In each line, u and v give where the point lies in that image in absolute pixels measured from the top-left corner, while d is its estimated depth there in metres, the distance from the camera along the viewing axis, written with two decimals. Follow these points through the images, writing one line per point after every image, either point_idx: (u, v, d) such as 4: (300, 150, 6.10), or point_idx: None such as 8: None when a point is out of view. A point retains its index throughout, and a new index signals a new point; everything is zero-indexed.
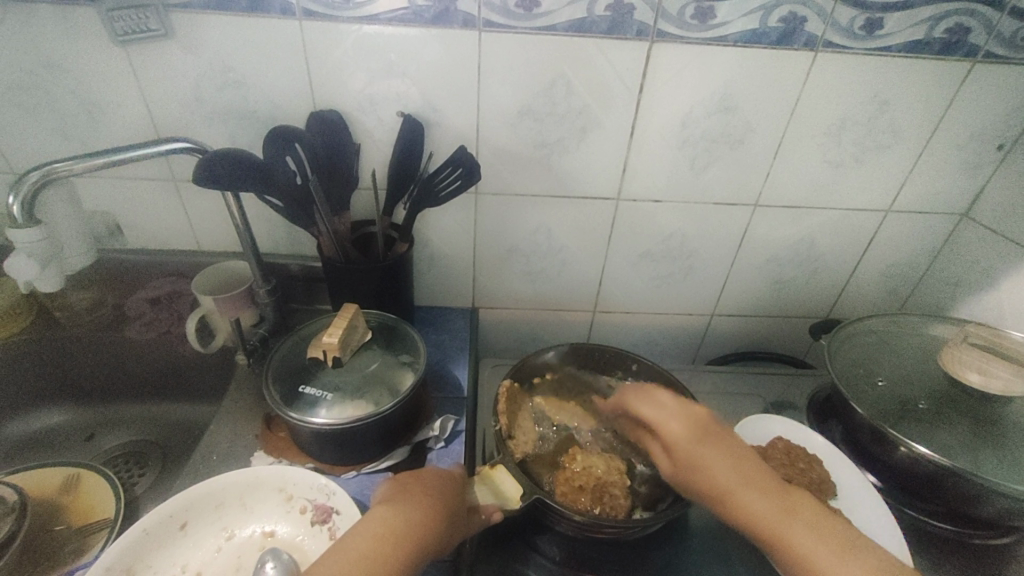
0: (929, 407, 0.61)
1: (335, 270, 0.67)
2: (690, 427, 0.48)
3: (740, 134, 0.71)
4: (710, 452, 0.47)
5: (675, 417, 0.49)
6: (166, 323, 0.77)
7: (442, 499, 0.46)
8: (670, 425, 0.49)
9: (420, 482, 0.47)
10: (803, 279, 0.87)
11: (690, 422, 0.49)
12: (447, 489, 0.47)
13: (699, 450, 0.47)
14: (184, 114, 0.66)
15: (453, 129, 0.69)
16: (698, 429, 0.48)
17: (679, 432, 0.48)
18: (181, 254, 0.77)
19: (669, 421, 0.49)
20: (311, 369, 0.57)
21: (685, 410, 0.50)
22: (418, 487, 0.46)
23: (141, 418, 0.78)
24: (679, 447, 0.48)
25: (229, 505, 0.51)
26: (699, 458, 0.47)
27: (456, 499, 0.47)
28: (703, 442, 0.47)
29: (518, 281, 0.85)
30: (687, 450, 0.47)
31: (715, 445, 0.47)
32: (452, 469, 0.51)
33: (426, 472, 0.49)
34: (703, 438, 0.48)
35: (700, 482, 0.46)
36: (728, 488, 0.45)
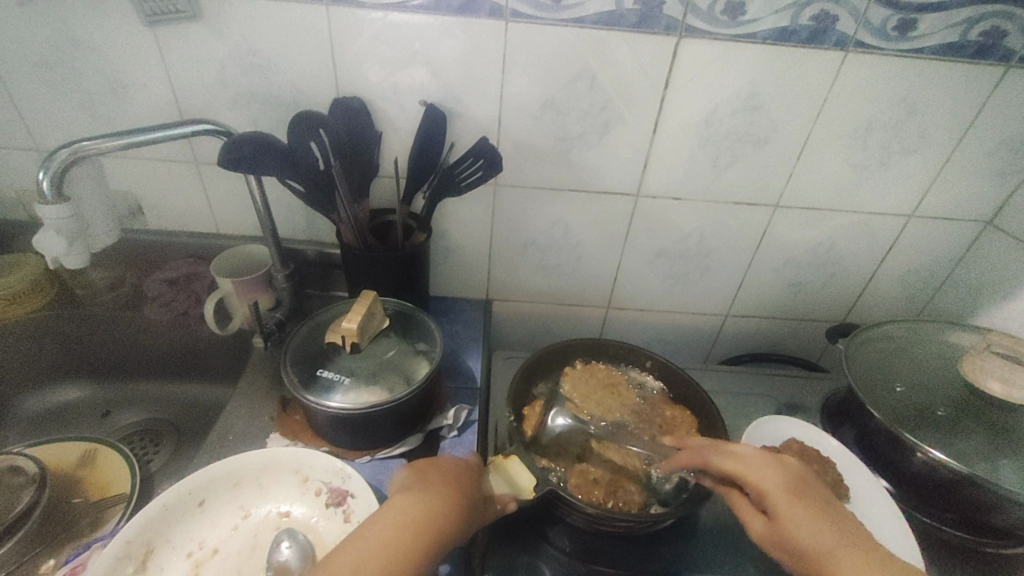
0: (947, 415, 0.61)
1: (354, 257, 0.67)
2: (787, 479, 0.47)
3: (764, 133, 0.70)
4: (808, 510, 0.45)
5: (768, 467, 0.48)
6: (183, 304, 0.77)
7: (460, 488, 0.46)
8: (765, 475, 0.47)
9: (437, 469, 0.48)
10: (821, 282, 0.86)
11: (784, 475, 0.48)
12: (465, 480, 0.48)
13: (794, 505, 0.46)
14: (209, 97, 0.67)
15: (474, 120, 0.69)
16: (795, 485, 0.47)
17: (778, 484, 0.47)
18: (200, 236, 0.78)
19: (765, 471, 0.48)
20: (328, 353, 0.58)
21: (779, 462, 0.49)
22: (437, 478, 0.46)
23: (157, 397, 0.79)
24: (775, 500, 0.46)
25: (246, 484, 0.51)
26: (795, 513, 0.45)
27: (473, 492, 0.47)
28: (799, 500, 0.46)
29: (533, 274, 0.85)
30: (784, 502, 0.46)
31: (810, 504, 0.46)
32: (468, 459, 0.51)
33: (442, 460, 0.49)
34: (800, 495, 0.46)
35: (795, 542, 0.44)
36: (827, 548, 0.43)
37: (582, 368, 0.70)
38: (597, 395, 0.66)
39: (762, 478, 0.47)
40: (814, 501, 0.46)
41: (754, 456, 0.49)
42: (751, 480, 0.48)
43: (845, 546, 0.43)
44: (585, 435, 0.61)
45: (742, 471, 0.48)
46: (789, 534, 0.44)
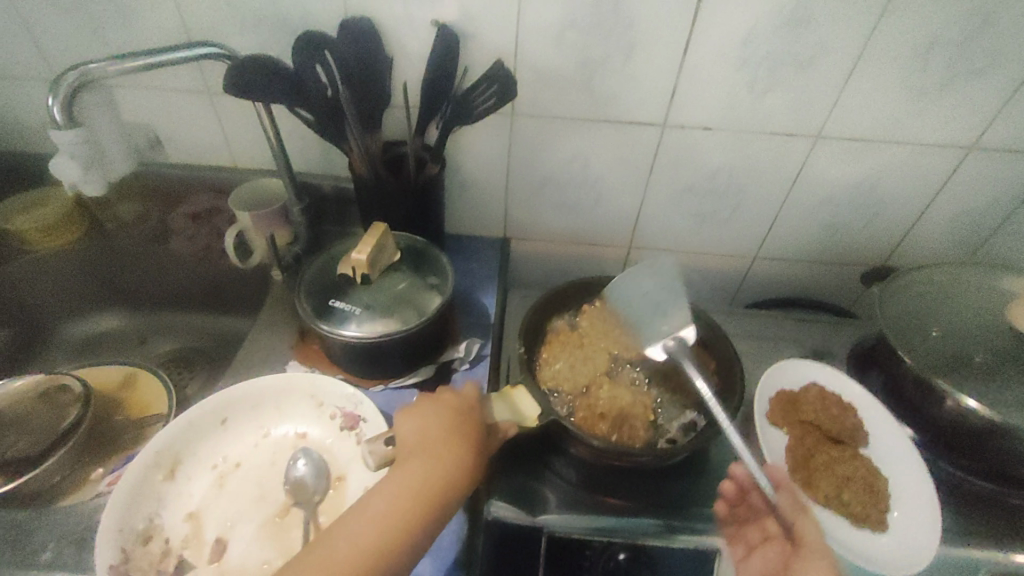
0: (983, 361, 0.59)
1: (366, 190, 0.66)
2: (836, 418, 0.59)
3: (809, 55, 0.63)
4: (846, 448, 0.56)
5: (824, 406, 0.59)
6: (206, 238, 0.79)
7: (458, 444, 0.46)
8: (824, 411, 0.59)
9: (435, 423, 0.47)
10: (860, 224, 0.81)
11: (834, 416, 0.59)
12: (466, 428, 0.47)
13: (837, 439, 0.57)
14: (216, 21, 0.64)
15: (489, 44, 0.65)
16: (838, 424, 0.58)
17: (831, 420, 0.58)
18: (218, 170, 0.78)
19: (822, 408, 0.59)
20: (341, 286, 0.58)
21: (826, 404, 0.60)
22: (437, 433, 0.46)
23: (188, 326, 0.83)
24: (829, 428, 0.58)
25: (264, 406, 0.53)
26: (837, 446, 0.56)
27: (475, 440, 0.47)
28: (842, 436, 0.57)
29: (552, 212, 0.82)
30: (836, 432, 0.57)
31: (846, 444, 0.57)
32: (469, 396, 0.50)
33: (438, 406, 0.48)
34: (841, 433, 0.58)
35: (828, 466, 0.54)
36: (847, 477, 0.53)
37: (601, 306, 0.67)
38: (615, 333, 0.65)
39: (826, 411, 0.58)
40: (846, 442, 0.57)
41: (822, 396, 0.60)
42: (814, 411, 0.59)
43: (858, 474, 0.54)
44: (595, 372, 0.61)
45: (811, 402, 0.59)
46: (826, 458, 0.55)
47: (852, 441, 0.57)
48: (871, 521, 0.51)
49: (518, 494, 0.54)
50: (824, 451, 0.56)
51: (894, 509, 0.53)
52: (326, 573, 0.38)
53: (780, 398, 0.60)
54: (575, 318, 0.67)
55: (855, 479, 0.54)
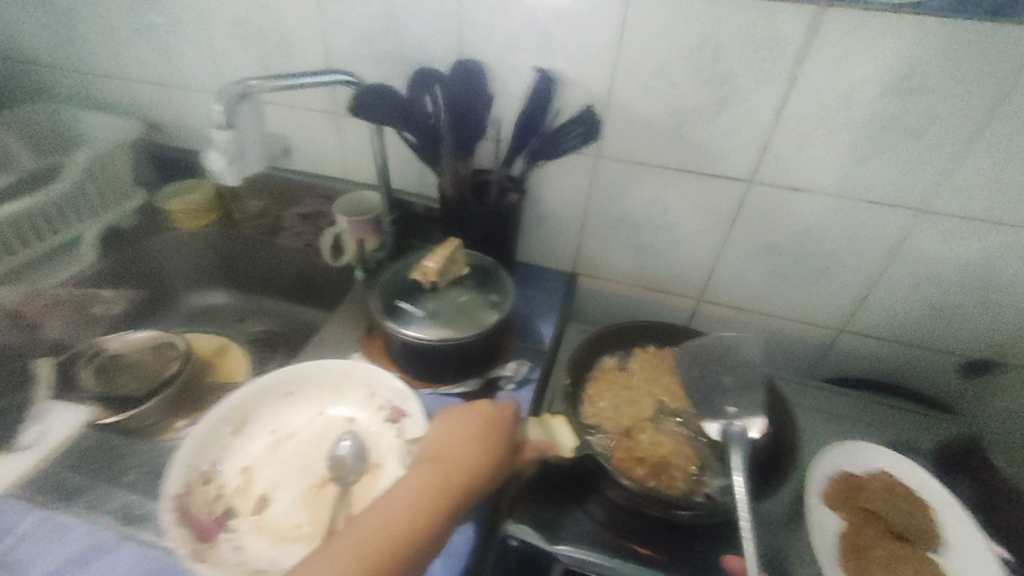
0: None
1: (449, 208, 0.72)
2: (906, 515, 0.51)
3: (918, 122, 0.60)
4: (917, 553, 0.49)
5: (890, 500, 0.53)
6: (308, 236, 0.90)
7: (485, 449, 0.48)
8: (891, 505, 0.52)
9: (462, 428, 0.49)
10: (972, 311, 0.72)
11: (904, 512, 0.52)
12: (494, 436, 0.49)
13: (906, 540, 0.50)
14: (351, 55, 0.75)
15: (583, 88, 0.69)
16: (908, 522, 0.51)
17: (897, 516, 0.51)
18: (329, 180, 0.89)
19: (888, 501, 0.52)
20: (411, 290, 0.63)
21: (895, 498, 0.53)
22: (464, 438, 0.48)
23: (279, 313, 0.93)
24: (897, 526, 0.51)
25: (323, 387, 0.59)
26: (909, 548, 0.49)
27: (500, 450, 0.49)
28: (915, 537, 0.50)
29: (624, 253, 0.83)
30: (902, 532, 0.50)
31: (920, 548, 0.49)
32: (504, 411, 0.52)
33: (468, 412, 0.51)
34: (915, 533, 0.50)
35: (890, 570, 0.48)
36: None
37: (654, 353, 0.67)
38: (667, 381, 0.63)
39: (890, 506, 0.52)
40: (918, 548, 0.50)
41: (887, 488, 0.53)
42: (879, 505, 0.52)
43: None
44: (639, 415, 0.59)
45: (874, 492, 0.53)
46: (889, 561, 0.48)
47: (922, 542, 0.50)
48: None
49: (543, 521, 0.53)
50: (884, 547, 0.49)
51: None
52: (361, 552, 0.39)
53: (840, 480, 0.54)
54: (628, 360, 0.66)
55: None
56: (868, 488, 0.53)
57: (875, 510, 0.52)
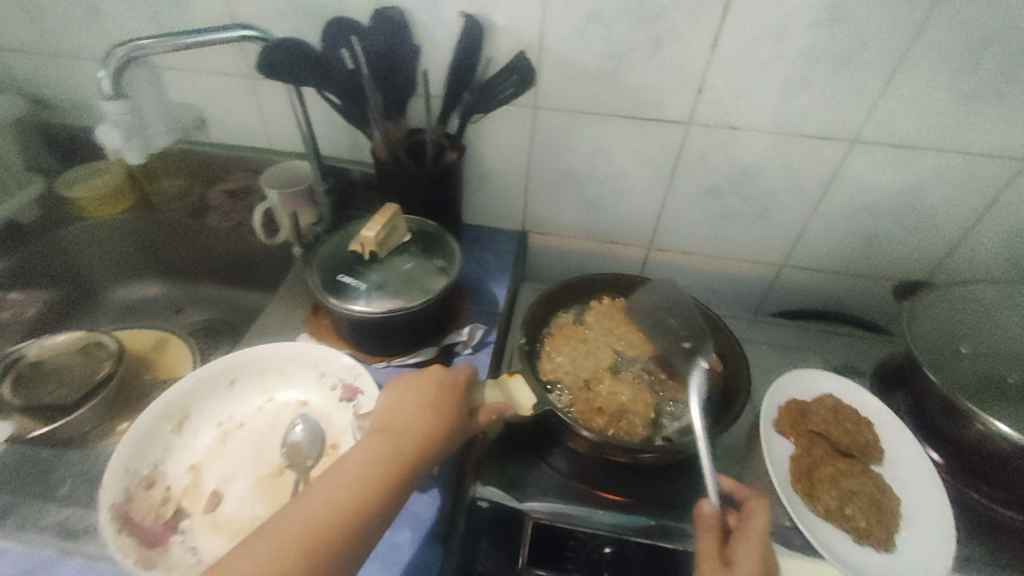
0: (1019, 383, 0.54)
1: (385, 173, 0.68)
2: (851, 432, 0.55)
3: (846, 52, 0.61)
4: (860, 465, 0.53)
5: (836, 421, 0.56)
6: (240, 215, 0.83)
7: (436, 416, 0.47)
8: (837, 425, 0.55)
9: (412, 396, 0.48)
10: (899, 236, 0.76)
11: (849, 430, 0.55)
12: (443, 402, 0.48)
13: (851, 455, 0.53)
14: (258, 8, 0.68)
15: (515, 34, 0.65)
16: (853, 439, 0.54)
17: (843, 434, 0.55)
18: (254, 151, 0.82)
19: (835, 422, 0.56)
20: (352, 262, 0.60)
21: (840, 418, 0.56)
22: (411, 406, 0.47)
23: (219, 299, 0.87)
24: (843, 442, 0.54)
25: (270, 372, 0.56)
26: (853, 461, 0.53)
27: (451, 417, 0.47)
28: (858, 451, 0.53)
29: (572, 207, 0.82)
30: (848, 448, 0.54)
31: (863, 462, 0.53)
32: (455, 376, 0.51)
33: (418, 379, 0.49)
34: (859, 448, 0.54)
35: (836, 482, 0.51)
36: (853, 494, 0.50)
37: (609, 304, 0.67)
38: (623, 330, 0.63)
39: (836, 425, 0.55)
40: (861, 461, 0.53)
41: (833, 410, 0.57)
42: (827, 426, 0.55)
43: (873, 492, 0.50)
44: (597, 365, 0.59)
45: (822, 415, 0.56)
46: (836, 474, 0.51)
47: (865, 456, 0.53)
48: (877, 539, 0.47)
49: (507, 480, 0.54)
50: (831, 463, 0.52)
51: (906, 531, 0.49)
52: (304, 532, 0.38)
53: (790, 407, 0.57)
54: (584, 314, 0.66)
55: (860, 494, 0.50)
56: (816, 412, 0.56)
57: (823, 431, 0.55)
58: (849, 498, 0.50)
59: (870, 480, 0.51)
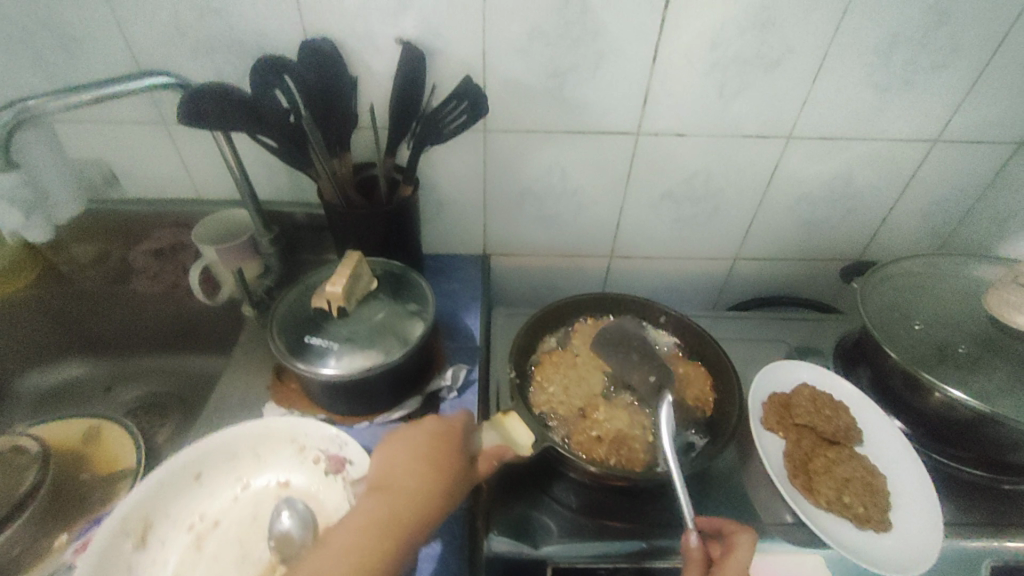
0: (969, 351, 0.57)
1: (337, 215, 0.63)
2: (835, 420, 0.58)
3: (776, 55, 0.64)
4: (847, 451, 0.55)
5: (820, 410, 0.59)
6: (172, 275, 0.76)
7: (436, 467, 0.43)
8: (821, 414, 0.58)
9: (407, 449, 0.44)
10: (836, 220, 0.82)
11: (834, 418, 0.58)
12: (441, 453, 0.44)
13: (836, 443, 0.56)
14: (167, 50, 0.61)
15: (458, 59, 0.63)
16: (839, 426, 0.57)
17: (828, 424, 0.57)
18: (179, 203, 0.74)
19: (819, 411, 0.58)
20: (317, 320, 0.55)
21: (824, 407, 0.59)
22: (406, 460, 0.43)
23: (158, 370, 0.77)
24: (829, 431, 0.57)
25: (241, 456, 0.51)
26: (841, 449, 0.56)
27: (450, 470, 0.44)
28: (843, 438, 0.57)
29: (532, 225, 0.81)
30: (833, 436, 0.57)
31: (849, 447, 0.56)
32: (451, 423, 0.48)
33: (416, 430, 0.46)
34: (843, 434, 0.57)
35: (830, 472, 0.54)
36: (847, 483, 0.53)
37: (592, 324, 0.67)
38: None
39: (821, 415, 0.58)
40: (846, 447, 0.56)
41: (815, 399, 0.60)
42: (812, 416, 0.58)
43: (865, 476, 0.53)
44: (589, 392, 0.59)
45: (806, 406, 0.59)
46: (828, 465, 0.54)
47: (848, 442, 0.57)
48: (877, 521, 0.50)
49: (515, 524, 0.52)
50: (823, 454, 0.55)
51: (896, 510, 0.52)
52: None
53: (774, 402, 0.60)
54: (570, 339, 0.66)
55: (854, 480, 0.53)
56: (800, 404, 0.59)
57: (810, 423, 0.58)
58: (843, 487, 0.52)
59: (859, 466, 0.54)
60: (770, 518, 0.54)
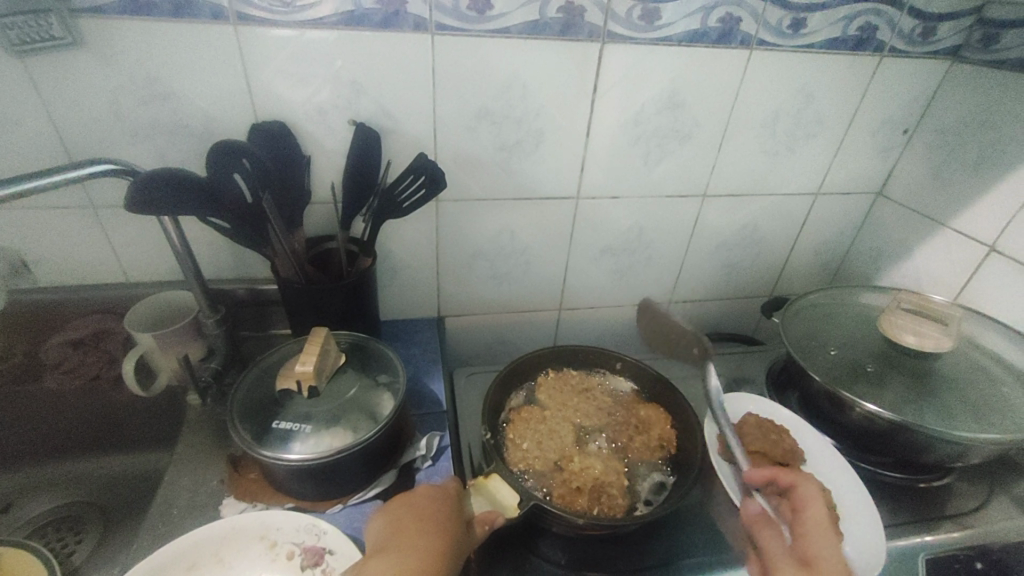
0: (876, 369, 0.66)
1: (294, 292, 0.62)
2: (779, 443, 0.64)
3: (688, 129, 0.74)
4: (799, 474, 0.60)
5: (767, 436, 0.64)
6: (93, 367, 0.68)
7: (441, 526, 0.43)
8: (768, 440, 0.64)
9: (412, 510, 0.44)
10: (748, 262, 0.93)
11: (778, 442, 0.64)
12: (445, 514, 0.44)
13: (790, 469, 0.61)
14: (103, 133, 0.59)
15: (410, 136, 0.67)
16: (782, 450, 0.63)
17: (774, 448, 0.63)
18: (105, 288, 0.68)
19: (766, 437, 0.64)
20: (281, 401, 0.53)
21: (769, 433, 0.65)
22: (409, 522, 0.43)
23: (72, 478, 0.68)
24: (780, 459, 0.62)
25: (203, 563, 0.46)
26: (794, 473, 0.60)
27: (457, 529, 0.44)
28: (789, 460, 0.62)
29: (483, 285, 0.84)
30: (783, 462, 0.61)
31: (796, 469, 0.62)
32: (447, 487, 0.48)
33: (417, 494, 0.46)
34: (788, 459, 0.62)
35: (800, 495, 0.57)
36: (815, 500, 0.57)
37: (555, 377, 0.71)
38: (575, 401, 0.67)
39: (768, 441, 0.64)
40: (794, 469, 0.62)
41: (761, 427, 0.66)
42: (762, 444, 0.63)
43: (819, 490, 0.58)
44: (563, 444, 0.61)
45: (756, 435, 0.64)
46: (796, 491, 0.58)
47: (794, 461, 0.63)
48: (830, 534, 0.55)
49: None
50: None
51: (847, 520, 0.57)
52: None
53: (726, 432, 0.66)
54: (537, 393, 0.68)
55: None
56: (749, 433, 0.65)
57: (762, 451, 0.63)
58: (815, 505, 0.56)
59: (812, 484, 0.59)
60: (740, 545, 0.57)
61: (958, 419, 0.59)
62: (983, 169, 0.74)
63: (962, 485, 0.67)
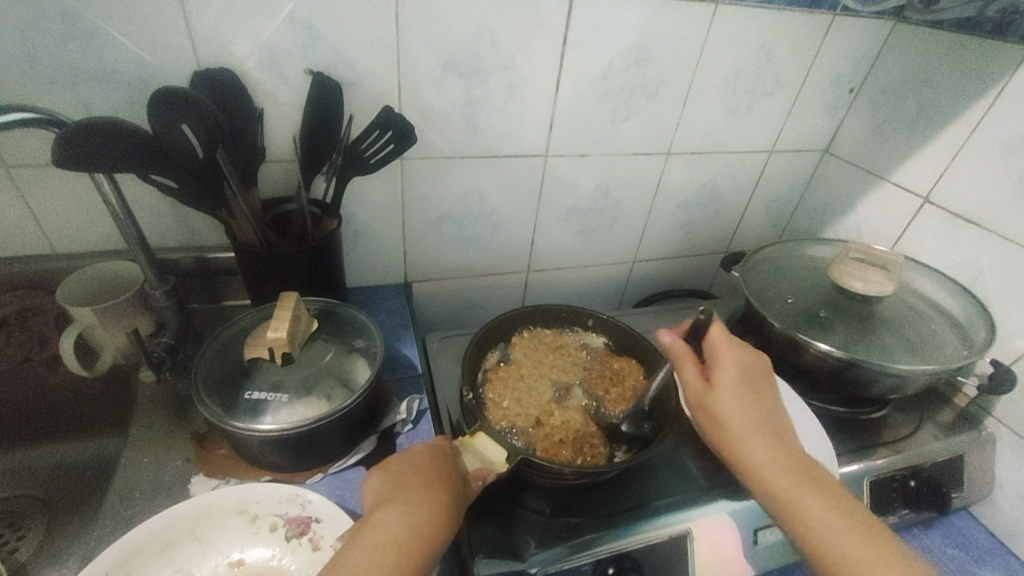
0: (828, 315, 0.71)
1: (252, 256, 0.58)
2: None
3: (654, 86, 0.74)
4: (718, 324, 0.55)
5: None
6: (22, 349, 0.61)
7: (441, 484, 0.43)
8: None
9: (409, 468, 0.43)
10: (708, 219, 0.96)
11: None
12: (446, 473, 0.44)
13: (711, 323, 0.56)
14: (12, 80, 0.51)
15: (372, 88, 0.62)
16: None
17: None
18: (27, 260, 0.61)
19: None
20: (251, 372, 0.50)
21: None
22: (413, 477, 0.42)
23: (7, 471, 0.61)
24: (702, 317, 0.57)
25: (180, 542, 0.44)
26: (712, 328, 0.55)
27: (458, 488, 0.43)
28: None
29: (451, 248, 0.82)
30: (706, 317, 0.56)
31: None
32: (444, 445, 0.47)
33: (414, 453, 0.45)
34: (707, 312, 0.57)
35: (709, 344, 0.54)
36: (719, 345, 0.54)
37: (530, 336, 0.71)
38: (551, 358, 0.68)
39: None
40: None
41: None
42: None
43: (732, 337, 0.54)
44: (543, 401, 0.62)
45: None
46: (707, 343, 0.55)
47: None
48: None
49: (493, 543, 0.52)
50: None
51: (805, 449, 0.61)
52: None
53: None
54: (513, 352, 0.68)
55: None
56: None
57: None
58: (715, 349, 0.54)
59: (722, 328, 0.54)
60: (711, 482, 0.61)
61: (899, 356, 0.65)
62: (921, 126, 0.79)
63: (897, 417, 0.74)
